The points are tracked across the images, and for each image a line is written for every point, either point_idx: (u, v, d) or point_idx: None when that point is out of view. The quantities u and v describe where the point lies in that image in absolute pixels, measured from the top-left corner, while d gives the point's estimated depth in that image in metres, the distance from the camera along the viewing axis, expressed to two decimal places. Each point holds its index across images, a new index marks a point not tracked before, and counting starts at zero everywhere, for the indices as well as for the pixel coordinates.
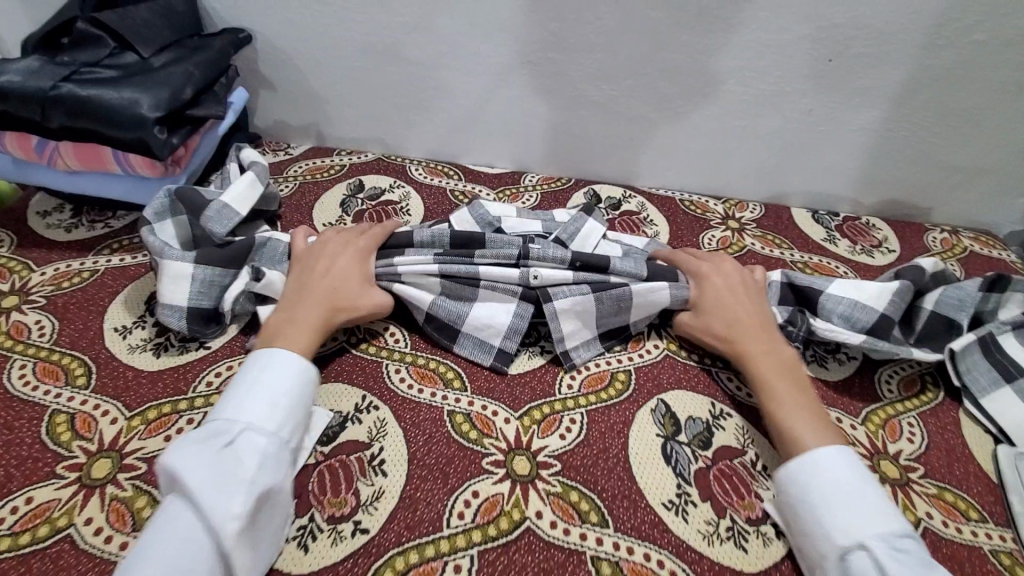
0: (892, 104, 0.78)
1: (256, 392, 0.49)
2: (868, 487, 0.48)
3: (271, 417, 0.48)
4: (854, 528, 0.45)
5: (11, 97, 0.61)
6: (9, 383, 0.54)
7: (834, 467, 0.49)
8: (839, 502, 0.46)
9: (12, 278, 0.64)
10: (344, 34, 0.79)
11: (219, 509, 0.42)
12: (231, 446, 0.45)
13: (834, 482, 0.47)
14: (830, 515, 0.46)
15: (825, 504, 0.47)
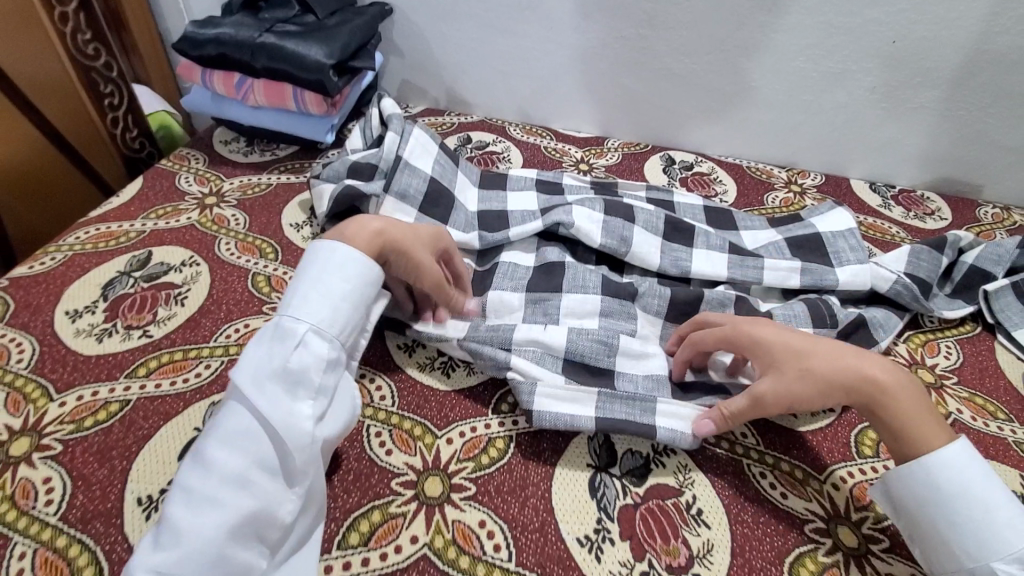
0: (950, 84, 0.87)
1: (316, 294, 0.50)
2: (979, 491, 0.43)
3: (334, 320, 0.49)
4: (1000, 552, 0.41)
5: (228, 43, 0.79)
6: (220, 252, 0.71)
7: (971, 470, 0.44)
8: (958, 518, 0.43)
9: (210, 184, 0.82)
10: (469, 10, 0.95)
11: (288, 411, 0.45)
12: (293, 353, 0.47)
13: (974, 491, 0.43)
14: (962, 526, 0.43)
15: (966, 522, 0.43)
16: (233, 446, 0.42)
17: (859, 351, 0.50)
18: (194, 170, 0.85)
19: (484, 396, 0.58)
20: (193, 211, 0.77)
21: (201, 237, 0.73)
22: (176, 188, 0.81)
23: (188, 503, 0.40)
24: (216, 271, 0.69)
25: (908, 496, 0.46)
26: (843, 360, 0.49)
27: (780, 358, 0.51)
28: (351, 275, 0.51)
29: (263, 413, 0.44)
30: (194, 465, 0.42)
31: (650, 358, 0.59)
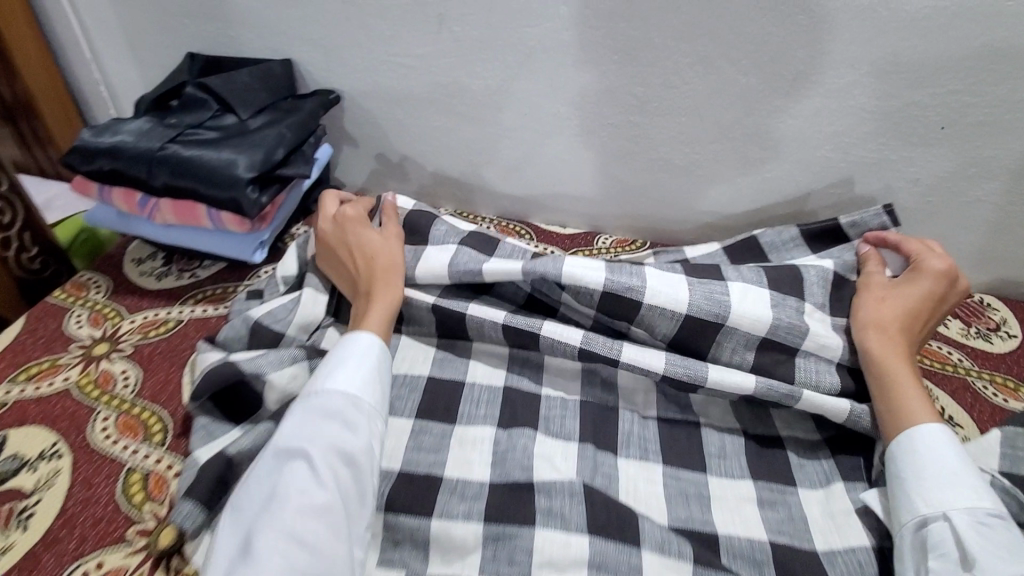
0: (1013, 176, 0.71)
1: (341, 367, 0.53)
2: (965, 468, 0.48)
3: (372, 391, 0.53)
4: (952, 503, 0.46)
5: (123, 157, 0.64)
6: (91, 435, 0.55)
7: (958, 452, 0.49)
8: (922, 475, 0.48)
9: (104, 325, 0.67)
10: (428, 95, 0.81)
11: (354, 479, 0.47)
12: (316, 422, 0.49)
13: (951, 466, 0.48)
14: (927, 482, 0.48)
15: (931, 479, 0.48)
16: (310, 516, 0.44)
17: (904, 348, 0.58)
18: (88, 304, 0.69)
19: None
20: (74, 368, 0.62)
21: (75, 410, 0.57)
22: (61, 333, 0.66)
23: None
24: (79, 467, 0.53)
25: (897, 463, 0.50)
26: (899, 321, 0.59)
27: (869, 298, 0.62)
28: (364, 349, 0.55)
29: (311, 479, 0.46)
30: (266, 544, 0.42)
31: None
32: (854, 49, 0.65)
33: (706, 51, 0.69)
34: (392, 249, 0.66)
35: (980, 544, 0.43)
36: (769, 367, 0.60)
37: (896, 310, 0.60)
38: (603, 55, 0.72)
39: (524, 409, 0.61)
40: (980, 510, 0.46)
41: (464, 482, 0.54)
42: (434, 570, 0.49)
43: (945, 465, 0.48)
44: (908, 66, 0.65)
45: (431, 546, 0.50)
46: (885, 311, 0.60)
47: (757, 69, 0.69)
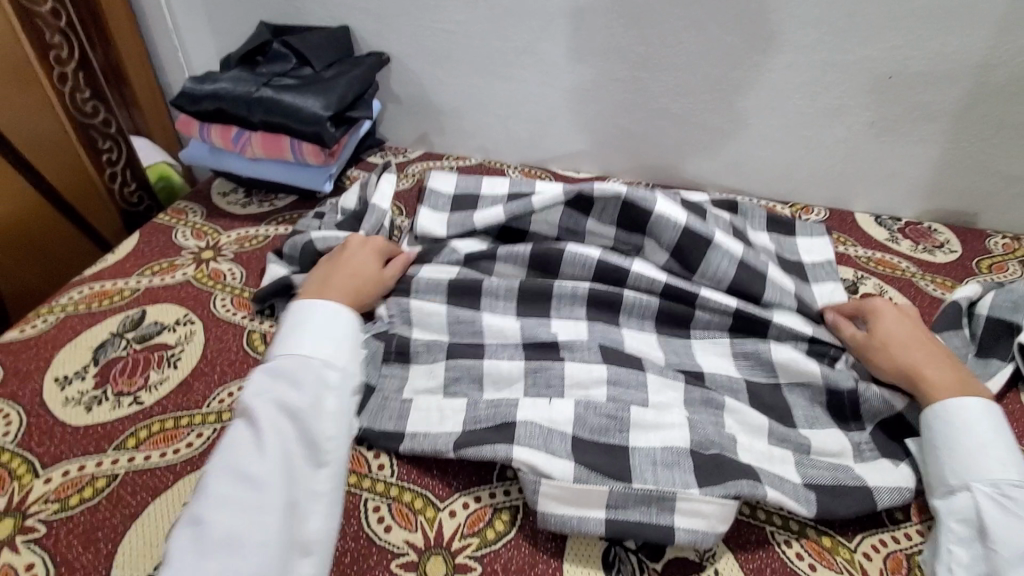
0: (949, 117, 0.86)
1: (303, 332, 0.58)
2: (996, 436, 0.52)
3: (331, 351, 0.57)
4: (978, 475, 0.51)
5: (225, 98, 0.79)
6: (215, 309, 0.70)
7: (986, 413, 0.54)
8: (956, 443, 0.53)
9: (206, 238, 0.81)
10: (465, 57, 0.96)
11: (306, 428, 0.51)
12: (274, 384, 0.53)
13: (982, 436, 0.52)
14: (960, 453, 0.52)
15: (963, 449, 0.52)
16: (260, 458, 0.48)
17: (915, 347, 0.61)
18: (190, 223, 0.84)
19: (476, 479, 0.56)
20: (189, 266, 0.76)
21: (196, 293, 0.72)
22: (172, 243, 0.80)
23: (219, 511, 0.45)
24: (210, 329, 0.67)
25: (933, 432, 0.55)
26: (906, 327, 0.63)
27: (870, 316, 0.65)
28: (330, 315, 0.59)
29: (264, 428, 0.50)
30: (219, 479, 0.47)
31: (663, 428, 0.55)
32: (816, 11, 0.81)
33: (698, 15, 0.84)
34: (367, 258, 0.69)
35: (998, 512, 0.48)
36: (746, 286, 0.67)
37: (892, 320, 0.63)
38: (614, 20, 0.87)
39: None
40: (1004, 481, 0.50)
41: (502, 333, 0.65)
42: (488, 396, 0.60)
43: (978, 435, 0.53)
44: (860, 25, 0.81)
45: (483, 381, 0.61)
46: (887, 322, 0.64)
47: (739, 29, 0.84)
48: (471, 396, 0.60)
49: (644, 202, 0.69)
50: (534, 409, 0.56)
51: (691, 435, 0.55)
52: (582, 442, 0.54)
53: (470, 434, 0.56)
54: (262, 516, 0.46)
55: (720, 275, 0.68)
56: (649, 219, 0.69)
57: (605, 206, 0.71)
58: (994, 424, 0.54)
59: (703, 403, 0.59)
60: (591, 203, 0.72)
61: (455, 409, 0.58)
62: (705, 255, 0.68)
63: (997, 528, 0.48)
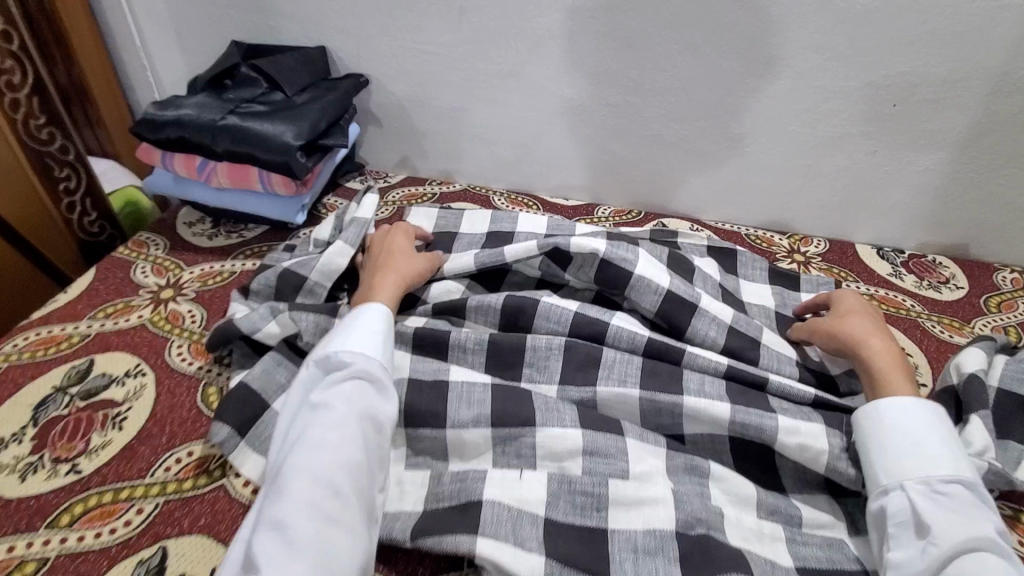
0: (956, 147, 0.82)
1: (357, 331, 0.58)
2: (930, 437, 0.53)
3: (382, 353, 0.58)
4: (910, 475, 0.52)
5: (187, 125, 0.74)
6: (169, 359, 0.65)
7: (922, 420, 0.55)
8: (891, 449, 0.54)
9: (167, 274, 0.76)
10: (448, 79, 0.91)
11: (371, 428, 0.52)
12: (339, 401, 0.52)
13: (917, 440, 0.53)
14: (896, 456, 0.53)
15: (897, 450, 0.54)
16: (332, 454, 0.48)
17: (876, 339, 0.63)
18: (151, 257, 0.78)
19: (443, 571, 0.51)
20: (146, 308, 0.71)
21: (151, 339, 0.67)
22: (130, 280, 0.75)
23: (301, 508, 0.45)
24: (163, 382, 0.62)
25: (867, 440, 0.56)
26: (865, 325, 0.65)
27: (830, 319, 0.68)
28: (379, 321, 0.60)
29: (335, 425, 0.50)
30: (302, 475, 0.47)
31: (644, 506, 0.50)
32: (817, 36, 0.76)
33: (693, 38, 0.79)
34: (406, 242, 0.74)
35: (931, 508, 0.49)
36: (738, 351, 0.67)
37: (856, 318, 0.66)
38: (604, 43, 0.82)
39: (511, 352, 0.66)
40: (934, 478, 0.51)
41: (470, 386, 0.58)
42: (453, 468, 0.56)
43: (914, 437, 0.54)
44: (863, 52, 0.77)
45: (449, 453, 0.56)
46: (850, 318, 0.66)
47: (735, 54, 0.80)
48: (436, 469, 0.56)
49: (625, 261, 0.69)
50: (502, 485, 0.52)
51: (676, 513, 0.50)
52: (556, 526, 0.50)
53: (431, 515, 0.52)
54: (340, 518, 0.45)
55: (708, 336, 0.68)
56: (629, 278, 0.69)
57: (584, 264, 0.72)
58: (940, 435, 0.54)
59: (686, 471, 0.55)
60: (569, 259, 0.72)
61: (415, 484, 0.55)
62: (687, 317, 0.68)
63: (935, 527, 0.48)
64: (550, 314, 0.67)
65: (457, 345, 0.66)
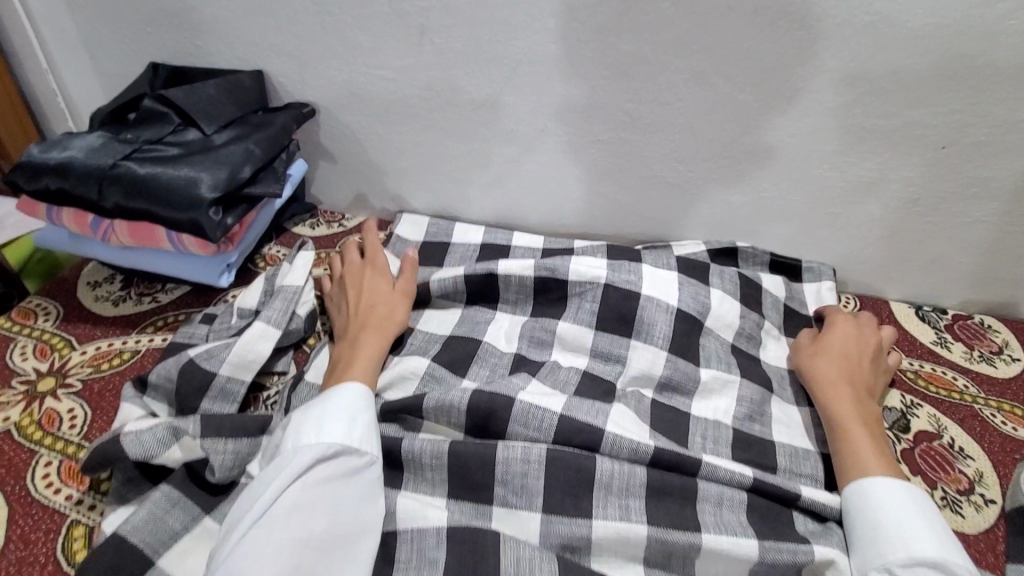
0: (1013, 197, 0.69)
1: (330, 415, 0.50)
2: (912, 517, 0.47)
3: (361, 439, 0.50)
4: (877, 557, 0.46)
5: (71, 174, 0.59)
6: (30, 484, 0.50)
7: (896, 499, 0.48)
8: (863, 528, 0.48)
9: (52, 356, 0.61)
10: (410, 109, 0.77)
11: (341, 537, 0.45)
12: (319, 499, 0.46)
13: (892, 515, 0.47)
14: (864, 538, 0.48)
15: (869, 530, 0.48)
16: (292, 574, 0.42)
17: (844, 394, 0.58)
18: (36, 333, 0.64)
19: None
20: (15, 406, 0.56)
21: (12, 455, 0.52)
22: (2, 366, 0.60)
23: None
24: (16, 521, 0.48)
25: (847, 526, 0.50)
26: (831, 371, 0.61)
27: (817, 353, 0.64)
28: (360, 400, 0.52)
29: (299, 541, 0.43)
30: None
31: None
32: (851, 67, 0.63)
33: (701, 66, 0.66)
34: (378, 282, 0.67)
35: None
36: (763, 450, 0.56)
37: (826, 363, 0.62)
38: (595, 71, 0.69)
39: (479, 470, 0.51)
40: (896, 563, 0.45)
41: (422, 532, 0.48)
42: None
43: (895, 514, 0.48)
44: (908, 86, 0.63)
45: None
46: (820, 361, 0.62)
47: (752, 85, 0.66)
48: None
49: (629, 283, 0.66)
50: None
51: None
52: None
53: None
54: None
55: (719, 355, 0.65)
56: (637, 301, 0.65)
57: (583, 301, 0.66)
58: (922, 516, 0.47)
59: None
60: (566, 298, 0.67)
61: None
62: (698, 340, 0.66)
63: None
64: (529, 418, 0.53)
65: (410, 459, 0.52)
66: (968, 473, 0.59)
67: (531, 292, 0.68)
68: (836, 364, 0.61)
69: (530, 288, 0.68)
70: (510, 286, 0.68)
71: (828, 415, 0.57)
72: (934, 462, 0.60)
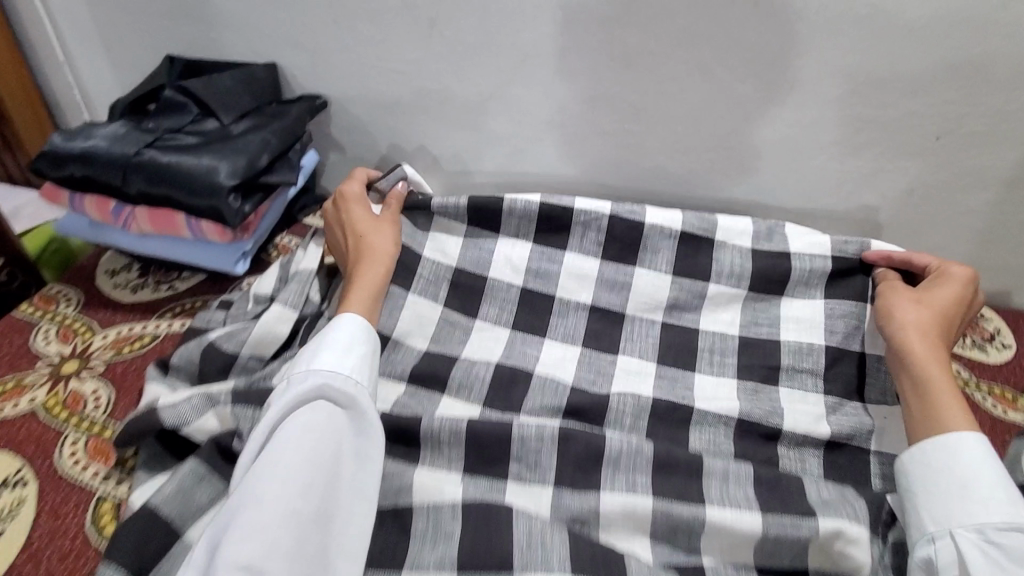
0: (1005, 186, 0.71)
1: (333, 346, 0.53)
2: (993, 481, 0.47)
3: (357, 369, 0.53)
4: (960, 521, 0.47)
5: (95, 162, 0.61)
6: (59, 460, 0.53)
7: (979, 462, 0.48)
8: (942, 491, 0.48)
9: (74, 340, 0.63)
10: (418, 101, 0.78)
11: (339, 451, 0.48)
12: (327, 416, 0.50)
13: (974, 480, 0.48)
14: (943, 502, 0.48)
15: (945, 494, 0.48)
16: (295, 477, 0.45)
17: (937, 352, 0.55)
18: (57, 318, 0.66)
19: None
20: (41, 387, 0.58)
21: (41, 433, 0.54)
22: (26, 349, 0.62)
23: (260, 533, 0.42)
24: (47, 495, 0.50)
25: (913, 483, 0.50)
26: (927, 326, 0.57)
27: (906, 300, 0.59)
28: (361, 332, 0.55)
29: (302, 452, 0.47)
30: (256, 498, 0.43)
31: None
32: (849, 59, 0.65)
33: (703, 58, 0.68)
34: (381, 240, 0.65)
35: (984, 563, 0.44)
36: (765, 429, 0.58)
37: (917, 315, 0.57)
38: (599, 63, 0.70)
39: (496, 446, 0.54)
40: (987, 527, 0.45)
41: (436, 507, 0.50)
42: None
43: (977, 478, 0.48)
44: (903, 77, 0.65)
45: None
46: (914, 312, 0.58)
47: (753, 77, 0.68)
48: None
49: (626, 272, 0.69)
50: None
51: None
52: None
53: None
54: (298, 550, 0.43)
55: (733, 270, 0.67)
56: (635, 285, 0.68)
57: (587, 230, 0.69)
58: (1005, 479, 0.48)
59: None
60: (570, 227, 0.69)
61: None
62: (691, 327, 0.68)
63: None
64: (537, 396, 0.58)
65: (429, 436, 0.55)
66: None
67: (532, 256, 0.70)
68: (929, 318, 0.57)
69: (534, 214, 0.70)
70: (512, 220, 0.70)
71: (914, 366, 0.55)
72: None
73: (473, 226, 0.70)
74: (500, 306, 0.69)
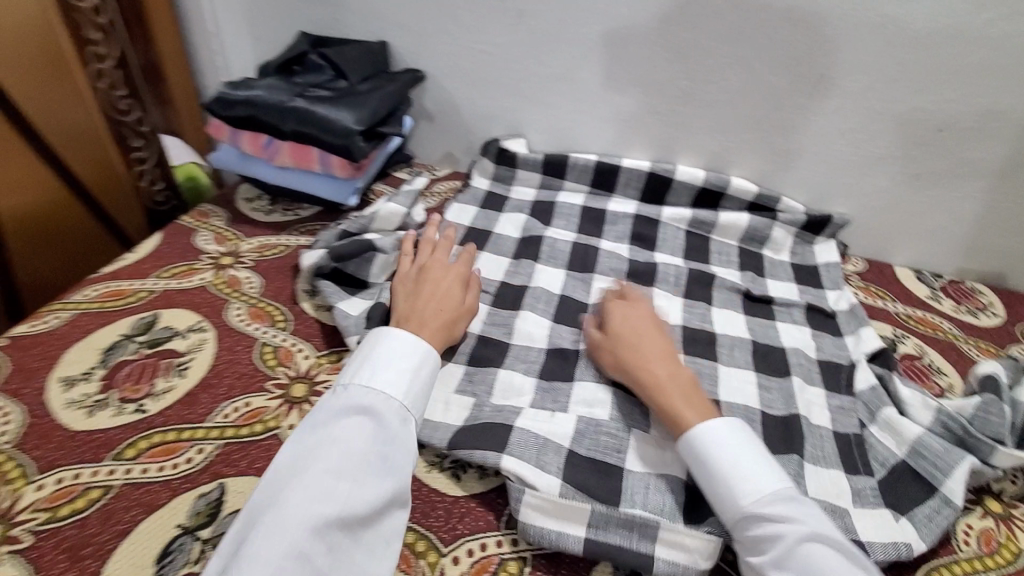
0: (997, 175, 0.83)
1: (376, 363, 0.55)
2: (748, 459, 0.52)
3: (398, 384, 0.54)
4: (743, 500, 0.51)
5: (257, 105, 0.79)
6: (230, 318, 0.69)
7: (733, 448, 0.53)
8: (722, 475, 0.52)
9: (227, 244, 0.81)
10: (501, 79, 0.95)
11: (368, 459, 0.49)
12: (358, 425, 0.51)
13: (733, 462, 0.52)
14: (724, 488, 0.52)
15: (716, 475, 0.53)
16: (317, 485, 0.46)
17: (666, 364, 0.61)
18: (213, 228, 0.83)
19: (496, 506, 0.55)
20: (208, 272, 0.75)
21: (212, 301, 0.71)
22: (193, 246, 0.79)
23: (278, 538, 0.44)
24: (223, 338, 0.66)
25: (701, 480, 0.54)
26: (647, 355, 0.62)
27: (622, 335, 0.65)
28: (410, 348, 0.57)
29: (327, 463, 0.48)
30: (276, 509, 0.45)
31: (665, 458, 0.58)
32: (866, 57, 0.79)
33: (742, 53, 0.82)
34: (435, 278, 0.68)
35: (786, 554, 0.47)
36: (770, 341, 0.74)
37: (639, 350, 0.63)
38: (656, 53, 0.86)
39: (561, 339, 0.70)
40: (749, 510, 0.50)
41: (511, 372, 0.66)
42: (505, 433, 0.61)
43: (738, 460, 0.53)
44: (910, 77, 0.79)
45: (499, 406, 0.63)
46: (612, 348, 0.64)
47: (783, 70, 0.82)
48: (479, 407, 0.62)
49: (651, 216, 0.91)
50: (536, 419, 0.60)
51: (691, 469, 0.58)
52: (578, 460, 0.57)
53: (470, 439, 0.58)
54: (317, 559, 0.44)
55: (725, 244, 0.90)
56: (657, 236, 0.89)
57: (630, 181, 0.94)
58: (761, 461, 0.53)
59: None
60: (615, 183, 0.95)
61: (461, 406, 0.62)
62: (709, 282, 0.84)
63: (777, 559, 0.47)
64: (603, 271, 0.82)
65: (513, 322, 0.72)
66: (941, 385, 0.73)
67: (591, 174, 0.95)
68: (658, 346, 0.63)
69: (591, 171, 0.95)
70: (575, 169, 0.95)
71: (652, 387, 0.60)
72: (914, 373, 0.75)
73: (545, 172, 0.97)
74: (566, 219, 0.92)
